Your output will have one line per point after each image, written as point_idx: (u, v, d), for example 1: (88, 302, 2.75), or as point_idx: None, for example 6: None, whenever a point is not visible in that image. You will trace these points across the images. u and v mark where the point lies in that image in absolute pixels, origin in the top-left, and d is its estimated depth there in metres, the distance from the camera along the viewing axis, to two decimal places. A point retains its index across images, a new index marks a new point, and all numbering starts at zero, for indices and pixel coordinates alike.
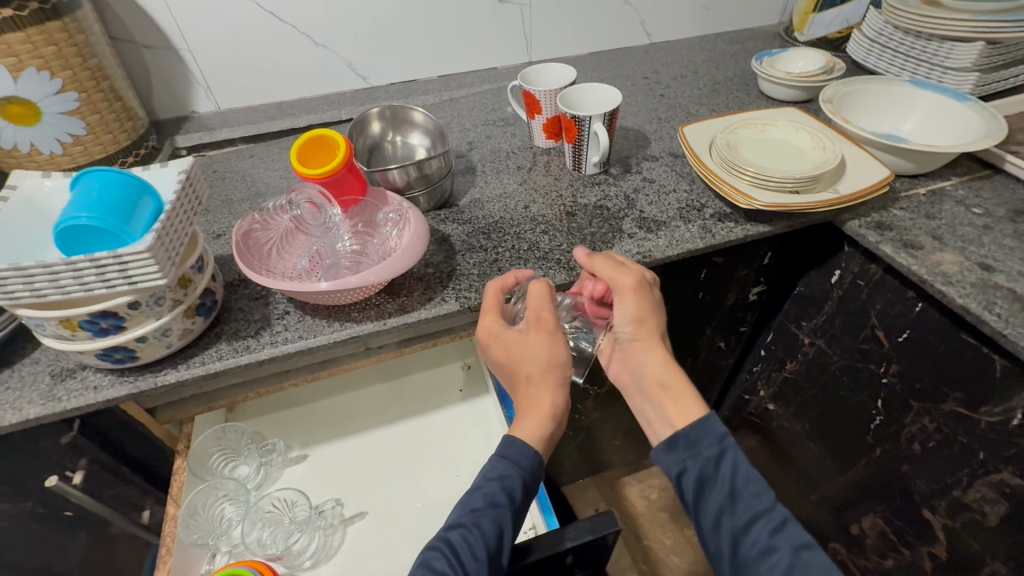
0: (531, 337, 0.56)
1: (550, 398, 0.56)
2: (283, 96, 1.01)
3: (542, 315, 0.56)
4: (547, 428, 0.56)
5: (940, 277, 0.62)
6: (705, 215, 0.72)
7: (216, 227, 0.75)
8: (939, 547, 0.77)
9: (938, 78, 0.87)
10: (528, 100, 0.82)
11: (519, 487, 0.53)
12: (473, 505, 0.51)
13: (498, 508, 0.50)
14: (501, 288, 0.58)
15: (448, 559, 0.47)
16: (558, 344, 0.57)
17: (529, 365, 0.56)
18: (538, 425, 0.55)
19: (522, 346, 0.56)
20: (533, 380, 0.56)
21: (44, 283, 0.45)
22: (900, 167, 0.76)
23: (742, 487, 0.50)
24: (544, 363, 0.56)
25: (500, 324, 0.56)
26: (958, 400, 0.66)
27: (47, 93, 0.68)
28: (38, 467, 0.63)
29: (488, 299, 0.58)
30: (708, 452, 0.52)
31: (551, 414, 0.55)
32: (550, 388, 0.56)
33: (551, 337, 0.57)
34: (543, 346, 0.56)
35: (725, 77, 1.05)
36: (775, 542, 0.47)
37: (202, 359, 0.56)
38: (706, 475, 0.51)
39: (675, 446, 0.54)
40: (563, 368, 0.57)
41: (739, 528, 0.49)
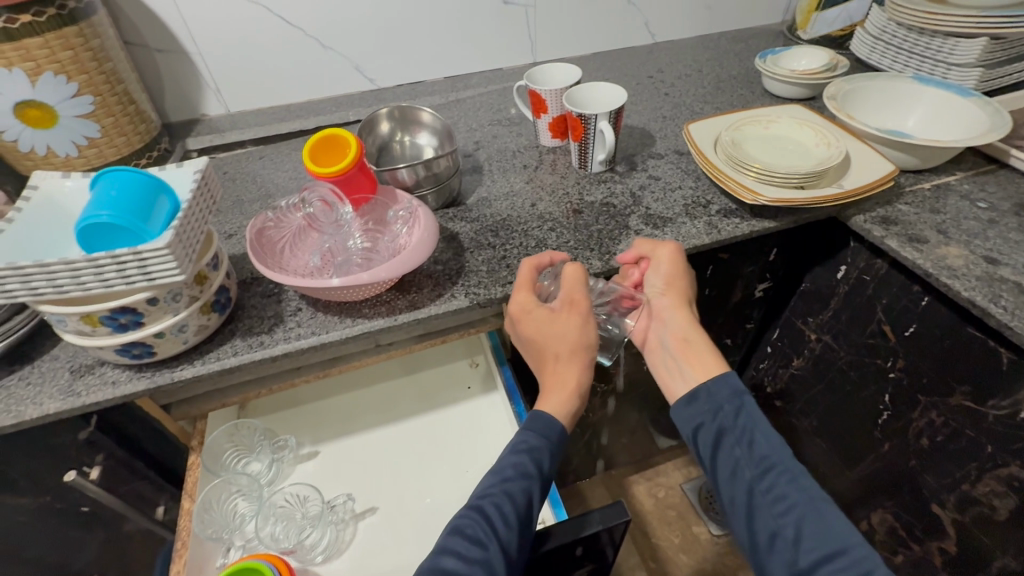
0: (562, 316, 0.57)
1: (576, 376, 0.57)
2: (292, 98, 1.02)
3: (575, 296, 0.58)
4: (573, 405, 0.57)
5: (945, 271, 0.63)
6: (710, 211, 0.73)
7: (228, 227, 0.76)
8: (948, 541, 0.77)
9: (942, 75, 0.87)
10: (534, 100, 0.83)
11: (547, 459, 0.54)
12: (504, 474, 0.51)
13: (528, 479, 0.51)
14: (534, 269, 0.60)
15: (481, 526, 0.48)
16: (588, 326, 0.58)
17: (559, 343, 0.57)
18: (565, 402, 0.56)
19: (554, 324, 0.57)
20: (561, 358, 0.57)
21: (66, 279, 0.46)
22: (904, 163, 0.76)
23: (759, 440, 0.52)
24: (574, 342, 0.57)
25: (532, 301, 0.58)
26: (965, 393, 0.67)
27: (63, 97, 0.70)
28: (56, 462, 0.64)
29: (522, 278, 0.60)
30: (728, 404, 0.54)
31: (576, 392, 0.57)
32: (577, 366, 0.57)
33: (583, 318, 0.58)
34: (574, 327, 0.57)
35: (729, 76, 1.05)
36: (789, 490, 0.49)
37: (217, 355, 0.58)
38: (724, 426, 0.53)
39: (695, 398, 0.56)
40: (591, 350, 0.58)
41: (755, 477, 0.50)
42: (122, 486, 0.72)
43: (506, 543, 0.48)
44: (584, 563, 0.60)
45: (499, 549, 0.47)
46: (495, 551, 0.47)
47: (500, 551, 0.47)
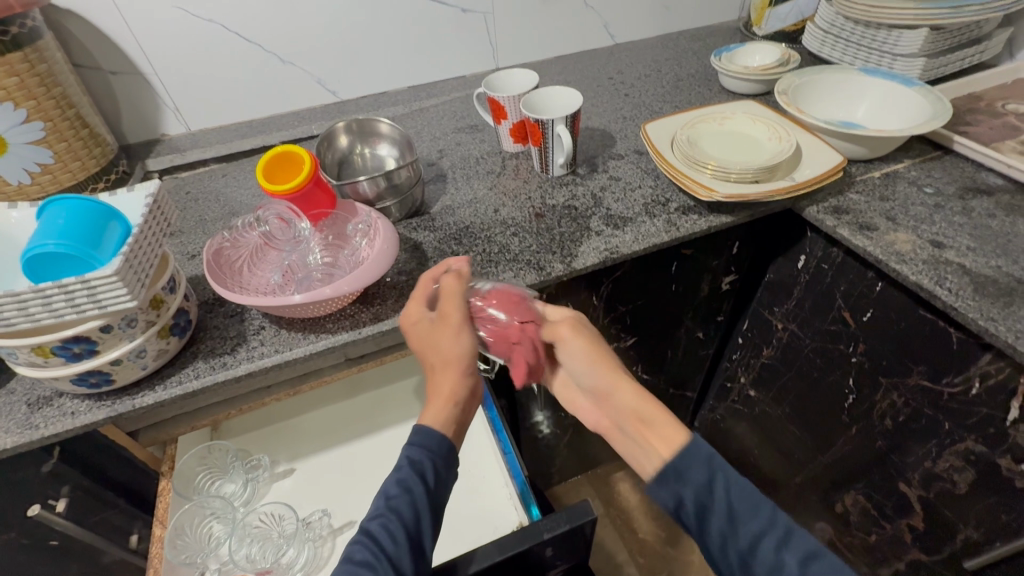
0: (438, 327, 0.55)
1: (451, 385, 0.53)
2: (254, 115, 1.01)
3: (450, 306, 0.55)
4: (450, 414, 0.53)
5: (894, 256, 0.65)
6: (669, 208, 0.74)
7: (190, 247, 0.75)
8: (916, 518, 0.79)
9: (889, 65, 0.90)
10: (493, 106, 0.83)
11: (435, 469, 0.51)
12: (389, 492, 0.49)
13: (412, 491, 0.49)
14: (427, 280, 0.59)
15: (369, 548, 0.47)
16: (465, 336, 0.55)
17: (436, 353, 0.55)
18: (440, 410, 0.53)
19: (426, 337, 0.55)
20: (437, 367, 0.54)
21: (14, 311, 0.46)
22: (854, 153, 0.78)
23: (739, 511, 0.45)
24: (448, 351, 0.54)
25: (415, 312, 0.56)
26: (921, 373, 0.69)
27: (12, 124, 0.69)
28: (20, 497, 0.63)
29: (415, 291, 0.59)
30: (700, 478, 0.46)
31: (451, 401, 0.53)
32: (453, 375, 0.54)
33: (457, 330, 0.55)
34: (449, 336, 0.54)
35: (687, 75, 1.07)
36: (784, 559, 0.42)
37: (179, 379, 0.57)
38: (702, 503, 0.45)
39: (664, 480, 0.47)
40: (466, 359, 0.55)
41: (745, 551, 0.44)
42: (92, 517, 0.71)
43: (396, 562, 0.47)
44: (557, 563, 0.61)
45: (388, 569, 0.46)
46: (383, 569, 0.46)
47: (389, 570, 0.46)
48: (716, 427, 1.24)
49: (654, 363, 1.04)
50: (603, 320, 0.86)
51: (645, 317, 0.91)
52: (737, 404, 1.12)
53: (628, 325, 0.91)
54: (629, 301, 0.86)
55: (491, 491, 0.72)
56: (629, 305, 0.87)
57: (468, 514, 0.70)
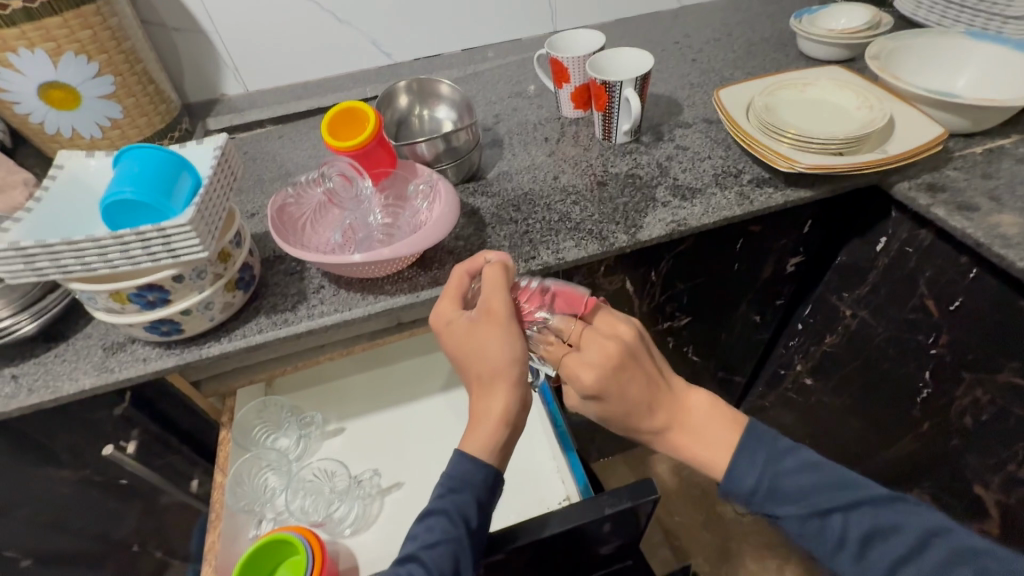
0: (481, 327, 0.52)
1: (501, 403, 0.51)
2: (309, 76, 1.01)
3: (494, 302, 0.52)
4: (501, 435, 0.52)
5: (999, 240, 0.59)
6: (742, 180, 0.70)
7: (250, 206, 0.76)
8: (991, 522, 0.75)
9: (997, 29, 0.81)
10: (555, 69, 0.80)
11: (475, 511, 0.50)
12: (428, 538, 0.49)
13: (451, 538, 0.49)
14: (463, 273, 0.56)
15: None
16: (512, 338, 0.51)
17: (481, 362, 0.51)
18: (491, 433, 0.51)
19: (468, 340, 0.52)
20: (483, 377, 0.52)
21: (94, 257, 0.47)
22: (954, 126, 0.71)
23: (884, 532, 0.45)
24: (496, 361, 0.51)
25: (452, 310, 0.53)
26: (1015, 369, 0.63)
27: (85, 78, 0.70)
28: (95, 437, 0.66)
29: (449, 285, 0.55)
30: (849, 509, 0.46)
31: (504, 422, 0.51)
32: (504, 390, 0.51)
33: (506, 329, 0.52)
34: (494, 339, 0.51)
35: (760, 39, 1.00)
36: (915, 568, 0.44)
37: (243, 333, 0.58)
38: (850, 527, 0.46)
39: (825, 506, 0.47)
40: (518, 366, 0.52)
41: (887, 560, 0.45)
42: (156, 461, 0.74)
43: None
44: (610, 540, 0.60)
45: None
46: None
47: None
48: (762, 416, 1.20)
49: (705, 346, 1.00)
50: (659, 296, 0.83)
51: (702, 296, 0.88)
52: (790, 392, 1.07)
53: (685, 304, 0.88)
54: (687, 279, 0.83)
55: (536, 467, 0.71)
56: (687, 283, 0.83)
57: (516, 486, 0.70)
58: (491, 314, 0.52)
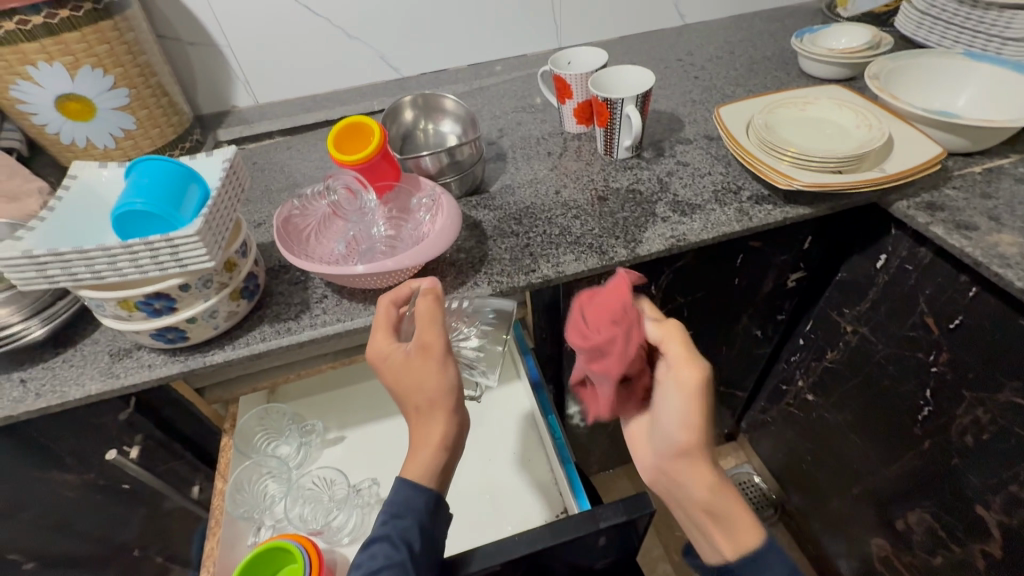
0: (415, 360, 0.50)
1: (440, 430, 0.50)
2: (318, 89, 1.03)
3: (429, 336, 0.50)
4: (439, 462, 0.50)
5: (997, 259, 0.59)
6: (741, 197, 0.71)
7: (257, 216, 0.77)
8: (992, 544, 0.74)
9: (997, 50, 0.82)
10: (559, 85, 0.81)
11: (419, 535, 0.49)
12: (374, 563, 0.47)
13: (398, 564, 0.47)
14: (390, 304, 0.54)
15: None
16: (447, 370, 0.50)
17: (416, 394, 0.49)
18: (431, 459, 0.49)
19: (404, 375, 0.50)
20: (420, 408, 0.50)
21: (103, 265, 0.48)
22: (953, 145, 0.72)
23: None
24: (433, 392, 0.49)
25: (386, 344, 0.51)
26: (1016, 390, 0.63)
27: (101, 90, 0.72)
28: (99, 442, 0.67)
29: (377, 318, 0.54)
30: None
31: (442, 448, 0.50)
32: (444, 419, 0.50)
33: (442, 363, 0.50)
34: (430, 372, 0.49)
35: (762, 57, 1.01)
36: None
37: (247, 340, 0.59)
38: None
39: None
40: (454, 395, 0.51)
41: None
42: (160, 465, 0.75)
43: None
44: (607, 552, 0.60)
45: None
46: None
47: None
48: (764, 432, 1.19)
49: (706, 360, 1.00)
50: (660, 310, 0.84)
51: (702, 310, 0.88)
52: (791, 408, 1.06)
53: (685, 318, 0.88)
54: (688, 293, 0.83)
55: (533, 479, 0.72)
56: (687, 297, 0.84)
57: (512, 496, 0.71)
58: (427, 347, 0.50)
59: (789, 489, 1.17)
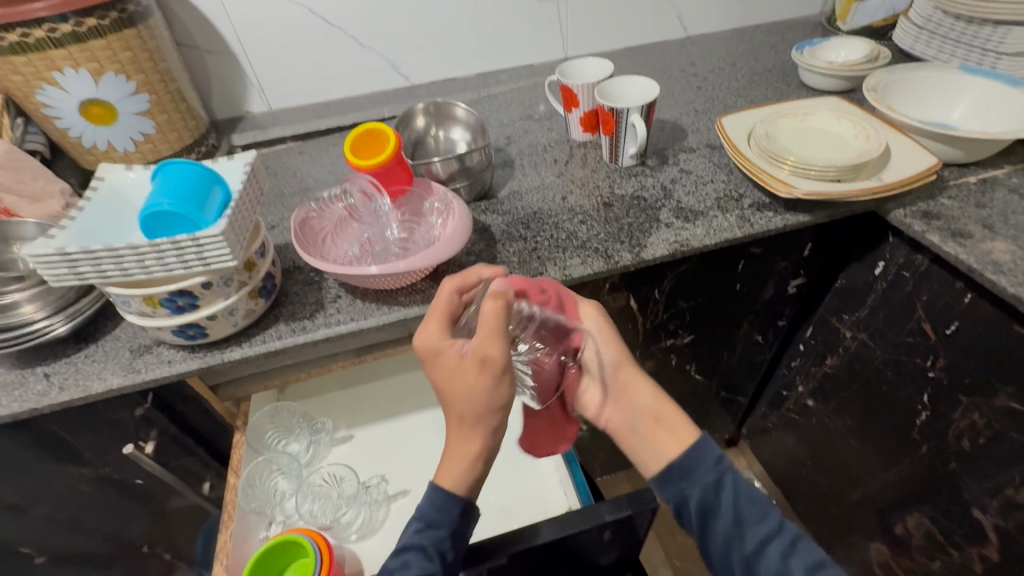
0: (469, 371, 0.50)
1: (477, 442, 0.53)
2: (330, 96, 1.06)
3: (490, 351, 0.49)
4: (473, 472, 0.54)
5: (991, 267, 0.61)
6: (743, 205, 0.73)
7: (271, 218, 0.80)
8: (990, 547, 0.75)
9: (991, 64, 0.84)
10: (566, 94, 0.84)
11: (451, 544, 0.53)
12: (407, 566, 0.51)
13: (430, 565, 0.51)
14: (450, 294, 0.54)
15: None
16: (500, 388, 0.51)
17: (464, 402, 0.51)
18: (466, 470, 0.53)
19: (454, 382, 0.50)
20: (466, 416, 0.52)
21: (132, 263, 0.50)
22: (948, 155, 0.74)
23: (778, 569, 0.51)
24: (481, 403, 0.51)
25: (439, 343, 0.51)
26: (1010, 394, 0.65)
27: (124, 95, 0.75)
28: (116, 436, 0.69)
29: (434, 306, 0.54)
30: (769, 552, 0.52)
31: (478, 459, 0.54)
32: (483, 428, 0.53)
33: (497, 380, 0.50)
34: (482, 387, 0.50)
35: (763, 69, 1.04)
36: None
37: (263, 338, 0.61)
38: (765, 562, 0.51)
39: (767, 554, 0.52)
40: (501, 410, 0.52)
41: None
42: (173, 461, 0.77)
43: None
44: (611, 548, 0.62)
45: None
46: None
47: None
48: (764, 437, 1.20)
49: (708, 365, 1.02)
50: (662, 314, 0.86)
51: (704, 315, 0.90)
52: (792, 413, 1.08)
53: (687, 322, 0.90)
54: (690, 297, 0.85)
55: (537, 480, 0.72)
56: (690, 301, 0.86)
57: (517, 497, 0.71)
58: (480, 361, 0.49)
59: (789, 494, 1.18)
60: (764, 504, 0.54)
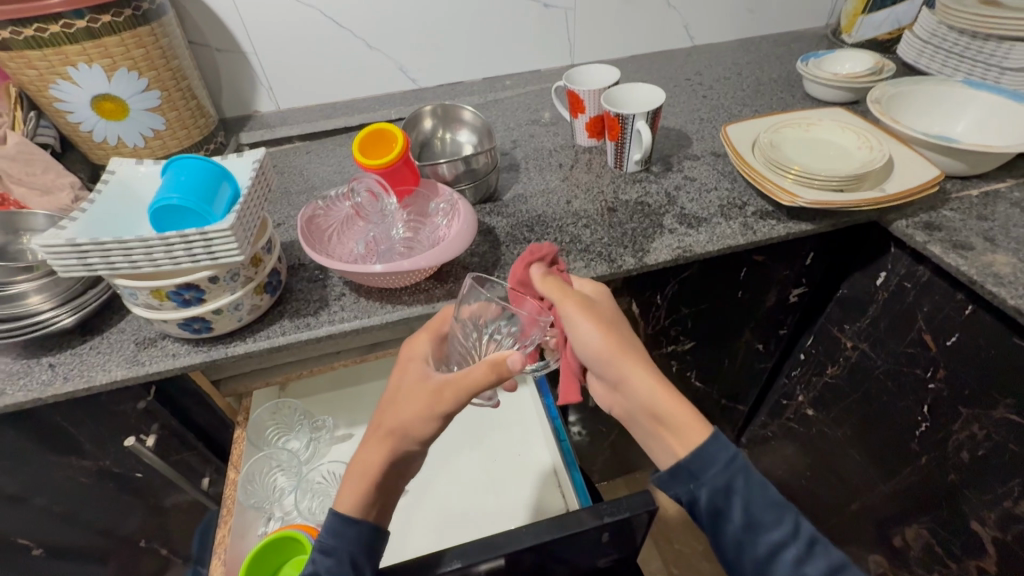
0: (416, 394, 0.50)
1: (373, 460, 0.51)
2: (338, 97, 1.07)
3: (445, 392, 0.48)
4: (367, 495, 0.50)
5: (992, 278, 0.61)
6: (746, 212, 0.73)
7: (278, 216, 0.80)
8: (988, 560, 0.75)
9: (995, 79, 0.85)
10: (572, 100, 0.85)
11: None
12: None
13: None
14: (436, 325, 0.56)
15: None
16: (429, 421, 0.49)
17: (387, 418, 0.51)
18: (359, 490, 0.50)
19: (401, 398, 0.51)
20: (382, 434, 0.51)
21: (140, 256, 0.50)
22: (951, 168, 0.74)
23: (761, 517, 0.45)
24: (393, 424, 0.50)
25: (418, 354, 0.54)
26: (1009, 407, 0.65)
27: (135, 92, 0.76)
28: (118, 429, 0.70)
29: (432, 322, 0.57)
30: (718, 481, 0.45)
31: (370, 480, 0.50)
32: (376, 449, 0.51)
33: (433, 416, 0.49)
34: (414, 411, 0.49)
35: (768, 79, 1.04)
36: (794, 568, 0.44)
37: (268, 333, 0.61)
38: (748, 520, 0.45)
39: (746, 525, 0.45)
40: (407, 439, 0.50)
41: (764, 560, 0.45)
42: (173, 456, 0.77)
43: None
44: (609, 551, 0.62)
45: None
46: None
47: None
48: (764, 446, 1.20)
49: (708, 372, 1.02)
50: (664, 320, 0.86)
51: (706, 322, 0.90)
52: (792, 422, 1.08)
53: (689, 329, 0.90)
54: (692, 304, 0.85)
55: (542, 481, 0.73)
56: (691, 308, 0.86)
57: (516, 499, 0.71)
58: (433, 395, 0.49)
59: None
60: (777, 507, 0.45)
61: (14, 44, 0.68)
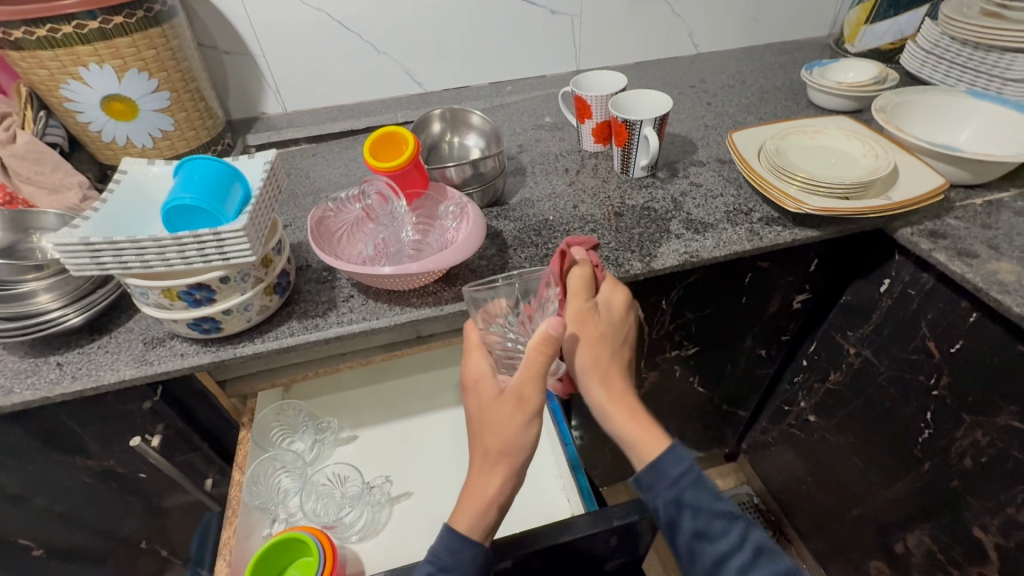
0: (504, 407, 0.52)
1: (495, 487, 0.51)
2: (345, 101, 1.07)
3: (527, 392, 0.51)
4: (490, 517, 0.51)
5: (996, 286, 0.62)
6: (752, 218, 0.74)
7: (285, 218, 0.81)
8: (990, 567, 0.75)
9: (997, 90, 0.86)
10: (579, 105, 0.85)
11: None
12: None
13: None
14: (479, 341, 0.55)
15: None
16: (531, 429, 0.51)
17: (490, 439, 0.52)
18: (481, 515, 0.51)
19: (486, 415, 0.52)
20: (488, 455, 0.52)
21: (153, 255, 0.51)
22: (954, 176, 0.75)
23: (707, 527, 0.48)
24: (495, 444, 0.52)
25: (478, 373, 0.53)
26: (1012, 413, 0.65)
27: (144, 92, 0.76)
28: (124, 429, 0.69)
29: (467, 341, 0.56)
30: (667, 494, 0.49)
31: (494, 504, 0.51)
32: (497, 476, 0.52)
33: (526, 420, 0.51)
34: (509, 424, 0.51)
35: (772, 87, 1.05)
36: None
37: (276, 334, 0.61)
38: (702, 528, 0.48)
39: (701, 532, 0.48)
40: (518, 456, 0.52)
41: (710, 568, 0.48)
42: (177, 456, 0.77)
43: None
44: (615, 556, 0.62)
45: None
46: None
47: None
48: (765, 452, 1.20)
49: (711, 377, 1.02)
50: (668, 324, 0.86)
51: (710, 327, 0.90)
52: (794, 429, 1.08)
53: (692, 334, 0.90)
54: (696, 310, 0.86)
55: (546, 485, 0.72)
56: (696, 313, 0.86)
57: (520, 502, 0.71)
58: (514, 401, 0.51)
59: (789, 511, 1.18)
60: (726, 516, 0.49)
61: (26, 44, 0.68)
